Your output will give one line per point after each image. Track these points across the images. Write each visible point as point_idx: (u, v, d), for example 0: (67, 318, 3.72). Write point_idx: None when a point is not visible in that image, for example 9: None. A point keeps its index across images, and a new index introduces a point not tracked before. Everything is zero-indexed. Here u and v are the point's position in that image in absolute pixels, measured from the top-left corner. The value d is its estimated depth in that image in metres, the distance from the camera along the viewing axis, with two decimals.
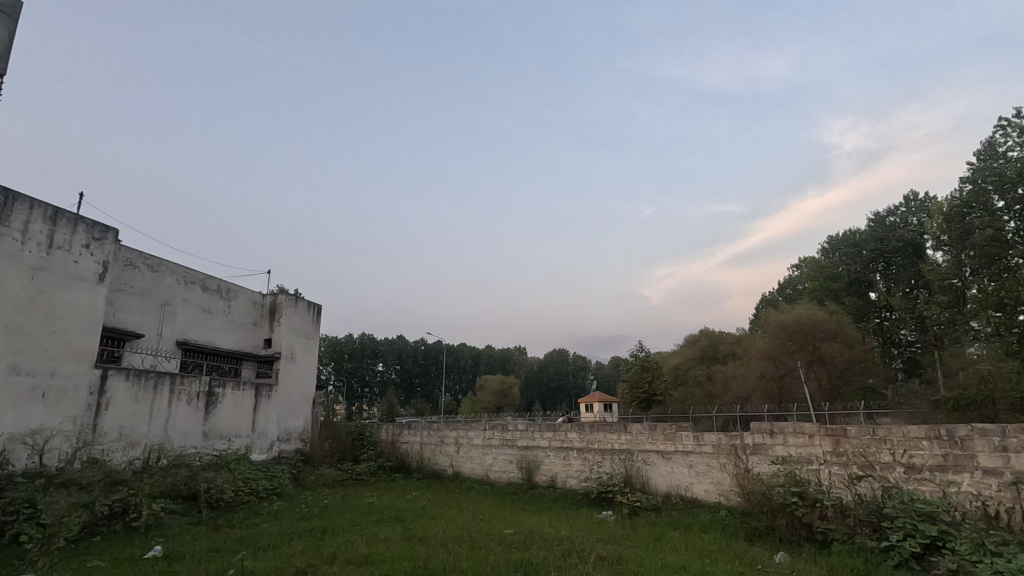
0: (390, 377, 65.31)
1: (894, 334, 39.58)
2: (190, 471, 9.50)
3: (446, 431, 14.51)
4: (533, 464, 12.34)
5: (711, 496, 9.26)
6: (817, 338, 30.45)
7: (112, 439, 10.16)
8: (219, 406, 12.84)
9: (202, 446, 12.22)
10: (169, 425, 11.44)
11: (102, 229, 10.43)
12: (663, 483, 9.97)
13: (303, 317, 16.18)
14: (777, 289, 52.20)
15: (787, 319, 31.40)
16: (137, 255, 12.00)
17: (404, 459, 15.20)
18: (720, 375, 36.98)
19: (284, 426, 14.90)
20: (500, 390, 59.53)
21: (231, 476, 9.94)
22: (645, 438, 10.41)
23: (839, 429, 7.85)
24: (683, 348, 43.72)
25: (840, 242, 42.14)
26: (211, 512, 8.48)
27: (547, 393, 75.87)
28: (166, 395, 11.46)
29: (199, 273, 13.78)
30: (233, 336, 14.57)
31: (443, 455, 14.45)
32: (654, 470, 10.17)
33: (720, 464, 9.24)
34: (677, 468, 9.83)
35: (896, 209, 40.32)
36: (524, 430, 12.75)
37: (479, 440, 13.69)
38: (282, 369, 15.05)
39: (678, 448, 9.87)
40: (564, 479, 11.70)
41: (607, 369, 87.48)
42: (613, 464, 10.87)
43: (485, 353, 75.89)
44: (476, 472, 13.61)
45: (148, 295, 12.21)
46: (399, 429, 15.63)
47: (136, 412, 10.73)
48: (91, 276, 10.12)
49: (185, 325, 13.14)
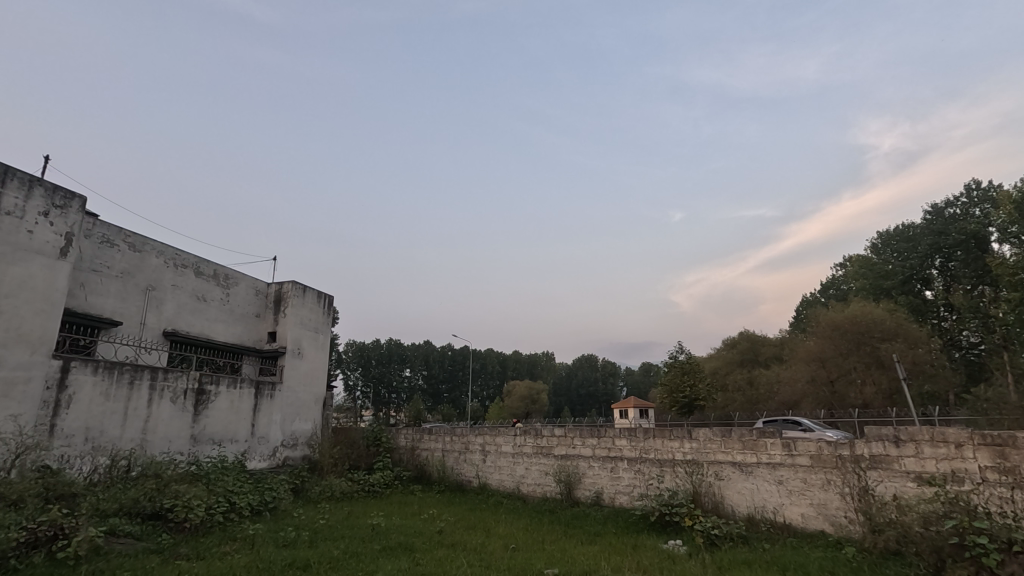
0: (417, 383, 63.68)
1: (956, 336, 36.11)
2: (160, 483, 7.81)
3: (471, 437, 12.64)
4: (573, 476, 10.35)
5: (812, 523, 7.12)
6: (876, 337, 27.17)
7: (75, 444, 8.55)
8: (210, 407, 11.20)
9: (190, 452, 10.56)
10: (148, 427, 9.83)
11: (64, 194, 8.89)
12: (742, 504, 7.87)
13: (311, 309, 14.52)
14: (821, 290, 49.17)
15: (840, 318, 28.33)
16: (116, 231, 10.44)
17: (423, 469, 13.37)
18: (764, 378, 34.24)
19: (289, 429, 13.22)
20: (528, 396, 57.52)
21: (212, 489, 8.22)
22: (716, 446, 8.35)
23: (1007, 437, 5.74)
24: (722, 352, 41.09)
25: (892, 237, 38.99)
26: (174, 536, 6.72)
27: (576, 399, 73.51)
28: (145, 392, 9.84)
29: (191, 257, 12.20)
30: (231, 328, 12.96)
31: (468, 464, 12.56)
32: (729, 488, 8.08)
33: (823, 481, 7.13)
34: (762, 485, 7.73)
35: (956, 200, 37.12)
36: (562, 436, 10.80)
37: (508, 447, 11.77)
38: (288, 365, 13.37)
39: (763, 459, 7.80)
40: (612, 496, 9.67)
41: (637, 375, 84.47)
42: (676, 479, 8.82)
43: (513, 357, 73.94)
44: (505, 485, 11.67)
45: (130, 277, 10.64)
46: (419, 434, 13.83)
47: (105, 412, 9.10)
48: (50, 250, 8.55)
49: (175, 314, 11.54)
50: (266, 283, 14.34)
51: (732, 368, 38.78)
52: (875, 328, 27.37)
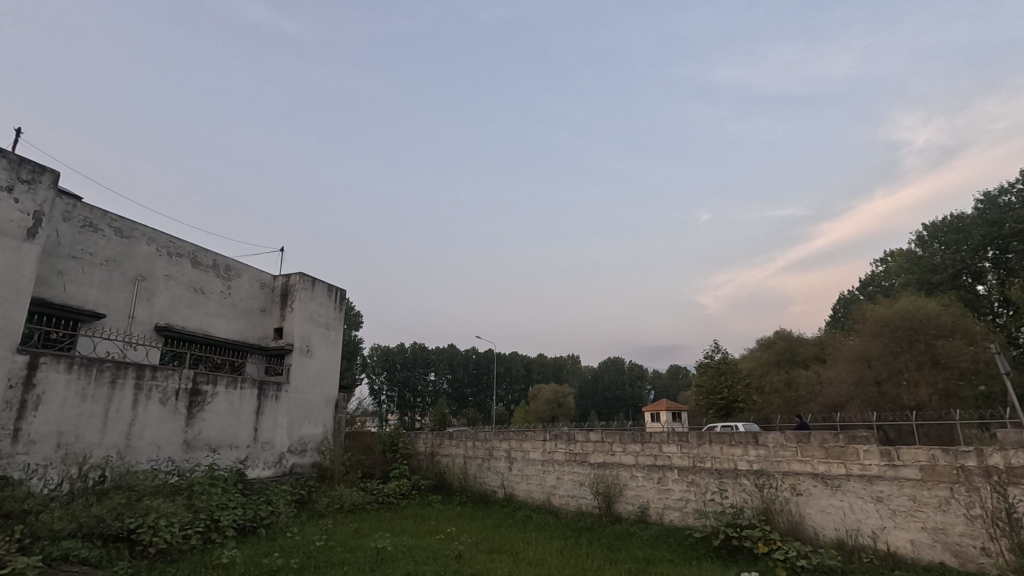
0: (442, 387, 62.65)
1: (1015, 333, 32.93)
2: (130, 499, 6.65)
3: (495, 442, 11.33)
4: (613, 488, 8.92)
5: (926, 552, 5.67)
6: (930, 334, 24.42)
7: (44, 450, 7.50)
8: (206, 409, 10.10)
9: (181, 459, 9.47)
10: (133, 431, 8.75)
11: (33, 167, 7.89)
12: (828, 526, 6.40)
13: (321, 304, 13.40)
14: (861, 286, 46.63)
15: (890, 313, 25.69)
16: (100, 215, 9.44)
17: (443, 477, 12.12)
18: (804, 379, 32.15)
19: (297, 434, 12.08)
20: (555, 400, 56.05)
21: (192, 503, 7.05)
22: (791, 454, 6.90)
23: None
24: (757, 352, 39.04)
25: (940, 229, 36.28)
26: (133, 565, 5.53)
27: (603, 403, 71.71)
28: (129, 392, 8.78)
29: (187, 245, 11.16)
30: (233, 324, 11.91)
31: (492, 473, 11.25)
32: (810, 505, 6.61)
33: (939, 500, 5.67)
34: (853, 503, 6.27)
35: (1010, 186, 34.37)
36: (598, 441, 9.41)
37: (537, 454, 10.43)
38: (295, 364, 12.24)
39: (854, 469, 6.35)
40: (659, 512, 8.24)
41: (665, 379, 81.98)
42: (740, 493, 7.35)
43: (538, 361, 72.43)
44: (534, 496, 10.32)
45: (116, 266, 9.62)
46: (440, 439, 12.59)
47: (81, 414, 8.04)
48: (16, 231, 7.53)
49: (168, 307, 10.50)
50: (272, 276, 13.29)
51: (769, 369, 36.67)
52: (930, 323, 24.67)
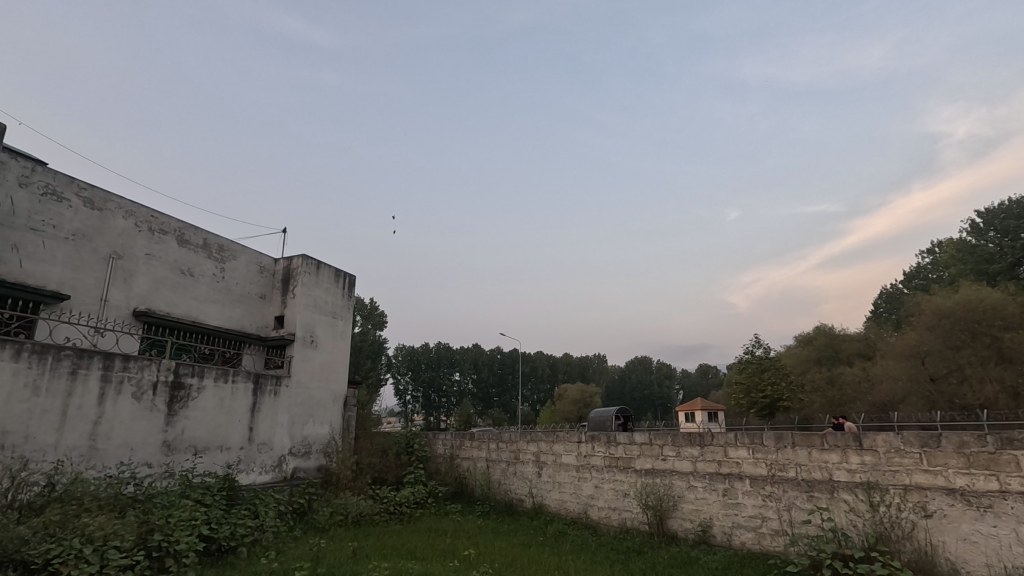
0: (467, 387, 61.30)
1: None
2: (61, 520, 5.24)
3: (522, 444, 9.81)
4: (666, 501, 7.31)
5: None
6: (996, 326, 21.56)
7: None
8: (190, 406, 8.80)
9: (158, 463, 8.18)
10: (99, 431, 7.49)
11: None
12: (977, 561, 4.74)
13: (327, 290, 12.04)
14: (907, 279, 43.78)
15: (947, 303, 22.82)
16: (65, 182, 8.23)
17: (462, 484, 10.65)
18: (851, 377, 29.83)
19: (299, 434, 10.76)
20: (581, 400, 54.15)
21: (145, 522, 5.64)
22: (913, 462, 5.23)
23: None
24: (797, 349, 36.69)
25: (997, 216, 33.35)
26: None
27: (630, 404, 69.60)
28: (95, 386, 7.50)
29: (173, 222, 9.92)
30: (227, 311, 10.65)
31: (518, 479, 9.75)
32: (946, 532, 4.95)
33: None
34: (1014, 531, 4.60)
35: None
36: (645, 445, 7.80)
37: (571, 459, 8.88)
38: (297, 356, 10.91)
39: (1012, 485, 4.67)
40: (727, 532, 6.63)
41: (694, 379, 79.37)
42: (842, 513, 5.68)
43: (564, 360, 70.65)
44: (568, 508, 8.78)
45: (85, 241, 8.40)
46: (460, 440, 11.17)
47: (30, 411, 6.77)
48: None
49: (150, 290, 9.26)
50: (273, 261, 11.99)
51: (809, 366, 34.37)
52: (995, 314, 21.83)
